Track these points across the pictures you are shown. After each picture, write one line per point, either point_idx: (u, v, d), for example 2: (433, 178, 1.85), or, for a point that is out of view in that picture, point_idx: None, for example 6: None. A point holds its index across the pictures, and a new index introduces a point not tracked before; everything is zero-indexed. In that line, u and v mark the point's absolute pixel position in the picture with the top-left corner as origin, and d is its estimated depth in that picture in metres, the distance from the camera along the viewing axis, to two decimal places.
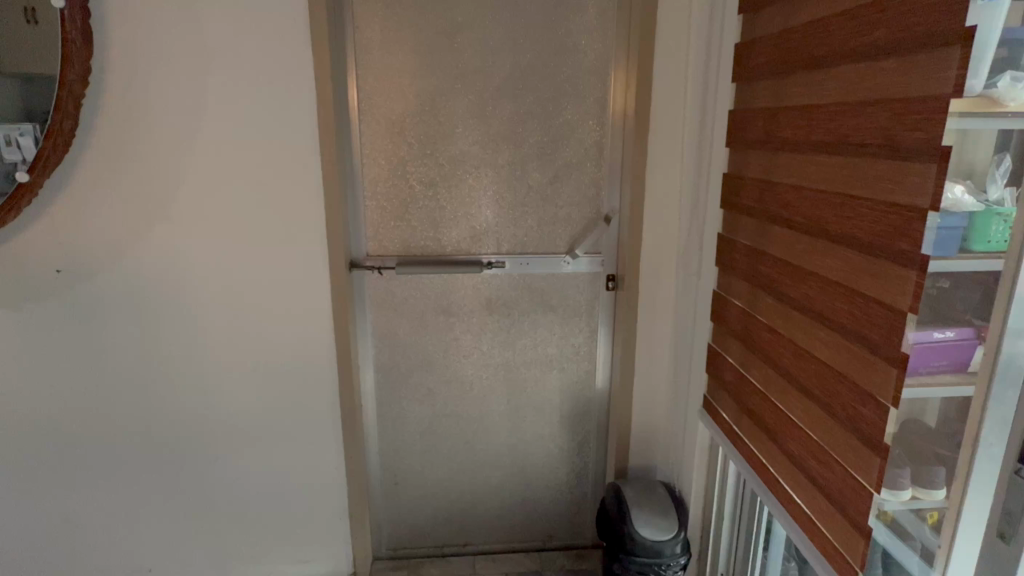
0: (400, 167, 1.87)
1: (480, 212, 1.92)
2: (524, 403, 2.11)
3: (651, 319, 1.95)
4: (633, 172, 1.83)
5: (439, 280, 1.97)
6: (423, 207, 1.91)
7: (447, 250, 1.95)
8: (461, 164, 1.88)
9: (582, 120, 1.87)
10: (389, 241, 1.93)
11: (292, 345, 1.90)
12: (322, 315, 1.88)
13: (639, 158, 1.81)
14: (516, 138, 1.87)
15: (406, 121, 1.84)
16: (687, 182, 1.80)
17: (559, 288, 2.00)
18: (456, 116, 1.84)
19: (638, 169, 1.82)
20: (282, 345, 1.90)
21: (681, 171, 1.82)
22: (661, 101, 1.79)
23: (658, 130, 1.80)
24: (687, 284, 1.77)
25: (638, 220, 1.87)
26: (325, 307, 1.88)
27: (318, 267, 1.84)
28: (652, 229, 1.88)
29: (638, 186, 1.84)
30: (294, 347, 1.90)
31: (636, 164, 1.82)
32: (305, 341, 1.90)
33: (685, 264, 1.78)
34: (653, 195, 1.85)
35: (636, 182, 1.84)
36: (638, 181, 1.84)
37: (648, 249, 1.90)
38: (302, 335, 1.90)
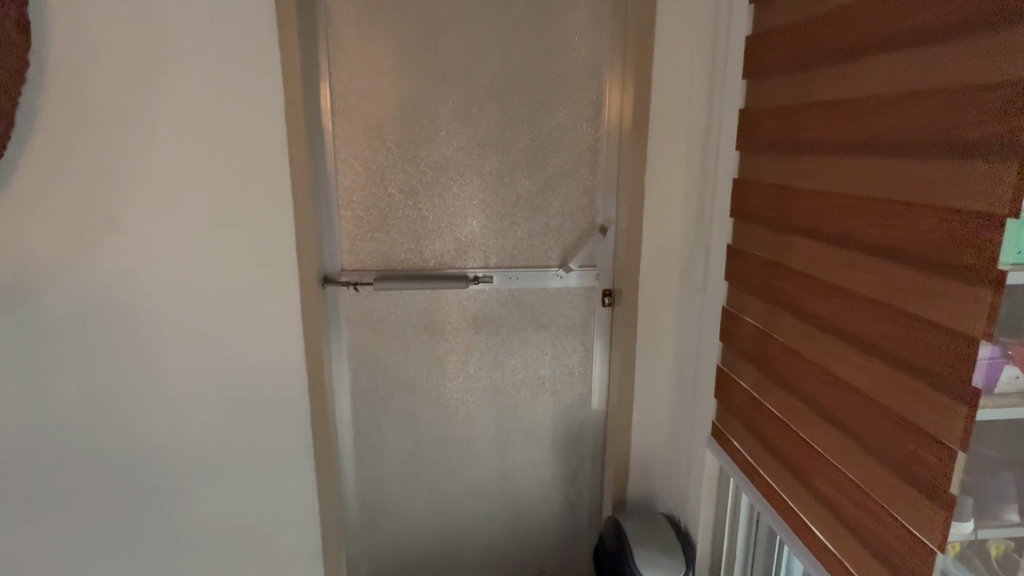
0: (378, 175, 1.72)
1: (465, 222, 1.77)
2: (513, 428, 1.96)
3: (651, 337, 1.81)
4: (630, 181, 1.70)
5: (422, 297, 1.81)
6: (404, 218, 1.75)
7: (430, 264, 1.79)
8: (443, 171, 1.73)
9: (576, 125, 1.74)
10: (367, 255, 1.77)
11: (260, 369, 1.73)
12: (293, 336, 1.72)
13: (637, 165, 1.68)
14: (504, 143, 1.73)
15: (385, 125, 1.69)
16: (687, 189, 1.66)
17: (551, 305, 1.85)
18: (439, 119, 1.70)
19: (637, 176, 1.69)
20: (250, 369, 1.73)
21: (681, 178, 1.69)
22: (659, 104, 1.66)
23: (656, 135, 1.67)
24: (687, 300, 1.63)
25: (635, 232, 1.73)
26: (296, 327, 1.71)
27: (290, 284, 1.68)
28: (651, 241, 1.74)
29: (637, 195, 1.70)
30: (263, 372, 1.73)
31: (633, 171, 1.69)
32: (275, 364, 1.73)
33: (686, 278, 1.63)
34: (652, 205, 1.71)
35: (634, 191, 1.70)
36: (636, 189, 1.70)
37: (648, 261, 1.75)
38: (272, 358, 1.73)
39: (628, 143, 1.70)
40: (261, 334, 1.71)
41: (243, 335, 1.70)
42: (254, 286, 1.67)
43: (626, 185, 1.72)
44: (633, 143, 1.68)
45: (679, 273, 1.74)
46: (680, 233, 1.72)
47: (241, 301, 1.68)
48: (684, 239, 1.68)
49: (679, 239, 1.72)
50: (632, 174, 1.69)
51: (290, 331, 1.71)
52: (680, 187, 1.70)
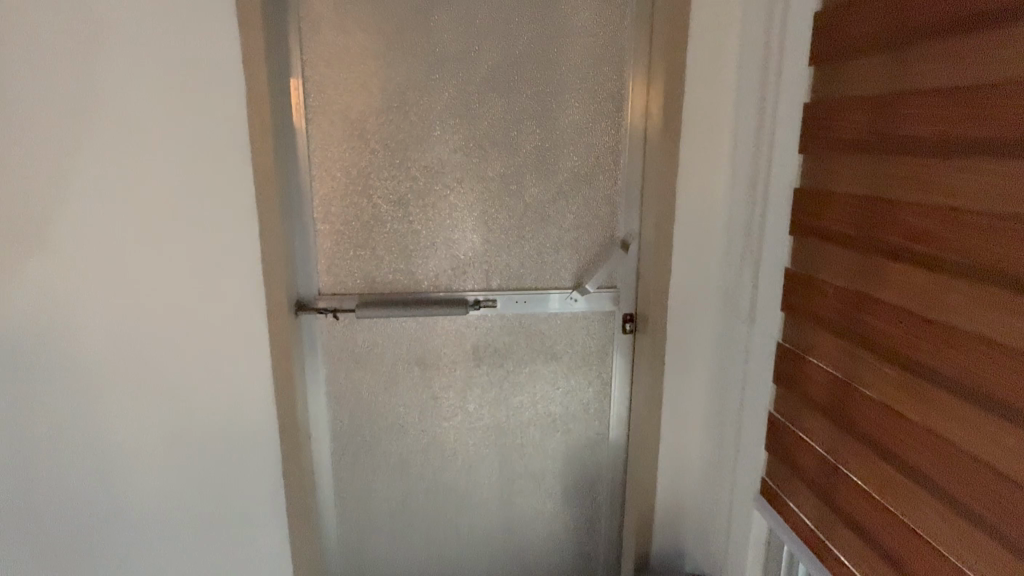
0: (357, 181, 1.45)
1: (463, 237, 1.51)
2: (520, 473, 1.70)
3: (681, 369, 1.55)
4: (658, 189, 1.45)
5: (413, 325, 1.54)
6: (390, 232, 1.49)
7: (422, 286, 1.53)
8: (437, 176, 1.47)
9: (594, 123, 1.49)
10: (347, 276, 1.50)
11: (221, 414, 1.44)
12: (259, 374, 1.43)
13: (665, 170, 1.42)
14: (508, 143, 1.47)
15: (369, 123, 1.43)
16: (726, 199, 1.39)
17: (564, 332, 1.59)
18: (433, 116, 1.44)
19: (665, 183, 1.43)
20: (209, 416, 1.44)
21: (719, 186, 1.42)
22: (693, 97, 1.39)
23: (689, 134, 1.41)
24: (724, 328, 1.39)
25: (665, 249, 1.47)
26: (263, 364, 1.43)
27: (256, 313, 1.40)
28: (681, 259, 1.48)
29: (667, 206, 1.44)
30: (225, 418, 1.45)
31: (660, 178, 1.43)
32: (239, 409, 1.45)
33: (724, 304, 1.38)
34: (684, 217, 1.45)
35: (662, 200, 1.44)
36: (665, 198, 1.44)
37: (679, 282, 1.49)
38: (234, 401, 1.44)
39: (656, 144, 1.44)
40: (221, 374, 1.42)
41: (200, 376, 1.41)
42: (212, 317, 1.39)
43: (653, 194, 1.46)
44: (661, 144, 1.42)
45: (713, 299, 1.46)
46: (714, 250, 1.45)
47: (196, 335, 1.39)
48: (719, 258, 1.41)
49: (713, 257, 1.45)
50: (658, 181, 1.44)
51: (257, 368, 1.43)
52: (717, 195, 1.42)
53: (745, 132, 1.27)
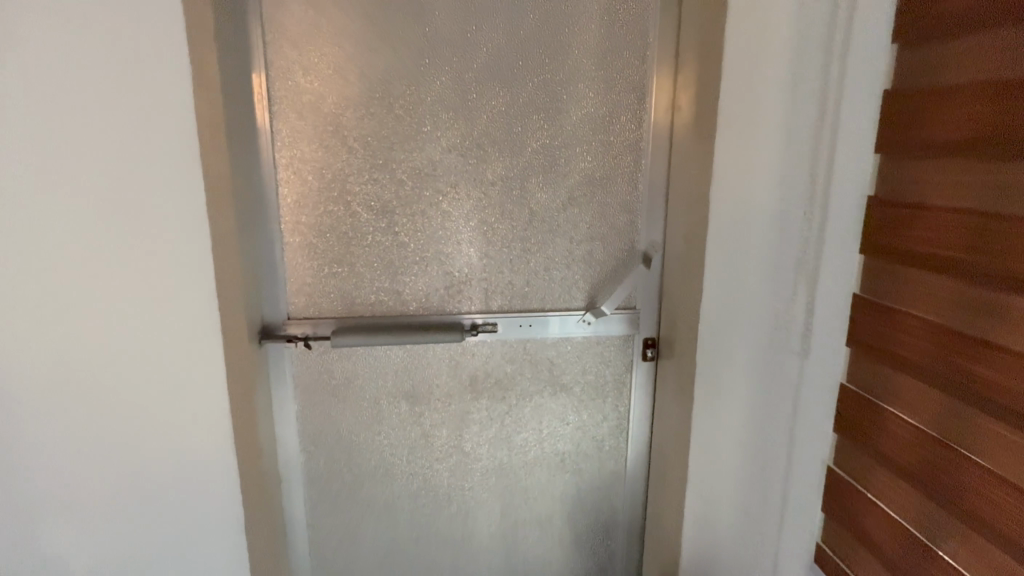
0: (333, 186, 1.23)
1: (459, 251, 1.29)
2: (524, 520, 1.48)
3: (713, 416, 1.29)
4: (692, 197, 1.24)
5: (400, 354, 1.32)
6: (373, 245, 1.27)
7: (410, 307, 1.31)
8: (427, 180, 1.25)
9: (612, 118, 1.27)
10: (322, 298, 1.28)
11: (172, 470, 1.18)
12: (219, 419, 1.18)
13: (698, 174, 1.22)
14: (512, 142, 1.26)
15: (346, 117, 1.20)
16: (769, 209, 1.12)
17: (575, 360, 1.38)
18: (423, 109, 1.22)
19: (698, 189, 1.23)
20: (153, 472, 1.18)
21: (759, 191, 1.14)
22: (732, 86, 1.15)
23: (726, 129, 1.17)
24: (765, 362, 1.17)
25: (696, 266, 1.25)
26: (222, 406, 1.17)
27: (208, 347, 1.14)
28: (714, 278, 1.24)
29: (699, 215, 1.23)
30: (171, 475, 1.19)
31: (694, 183, 1.24)
32: (189, 463, 1.19)
33: (766, 332, 1.16)
34: (716, 229, 1.21)
35: (694, 209, 1.24)
36: (697, 207, 1.23)
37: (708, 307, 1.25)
38: (183, 454, 1.18)
39: (689, 146, 1.24)
40: (171, 421, 1.16)
41: (139, 426, 1.15)
42: (153, 353, 1.12)
43: (685, 203, 1.27)
44: (696, 145, 1.22)
45: (750, 329, 1.19)
46: (751, 271, 1.17)
47: (134, 377, 1.13)
48: (757, 280, 1.16)
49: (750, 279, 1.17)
50: (689, 188, 1.25)
51: (215, 412, 1.17)
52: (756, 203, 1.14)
53: (797, 129, 1.05)
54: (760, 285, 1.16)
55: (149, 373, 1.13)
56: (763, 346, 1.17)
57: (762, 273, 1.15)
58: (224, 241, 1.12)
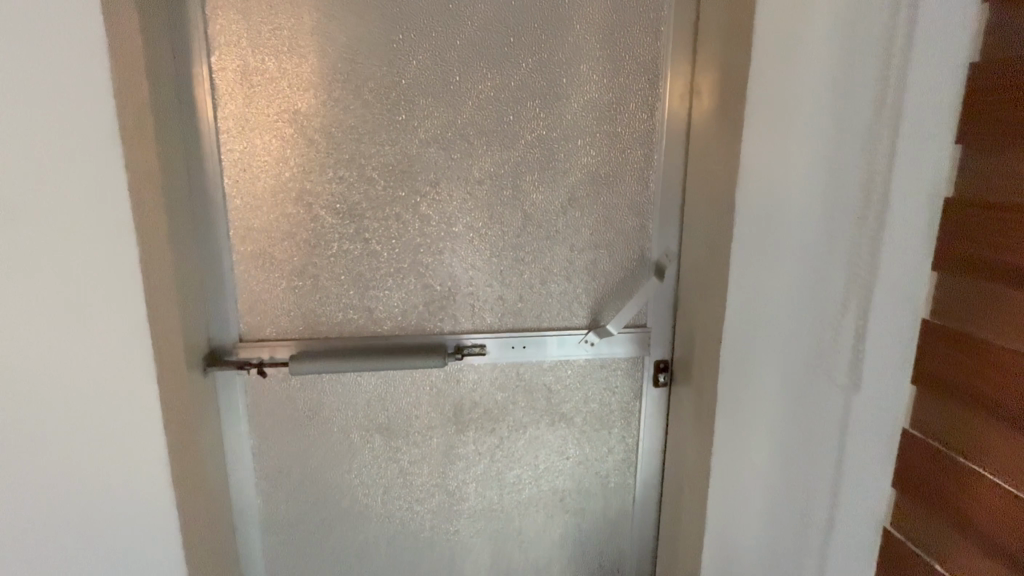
0: (290, 185, 1.04)
1: (440, 261, 1.11)
2: (518, 567, 1.29)
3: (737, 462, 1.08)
4: (712, 195, 1.03)
5: (372, 381, 1.14)
6: (339, 254, 1.08)
7: (384, 327, 1.12)
8: (404, 178, 1.06)
9: (621, 106, 1.09)
10: (280, 316, 1.10)
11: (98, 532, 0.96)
12: (154, 468, 0.96)
13: (720, 169, 1.00)
14: (502, 133, 1.07)
15: (306, 103, 1.01)
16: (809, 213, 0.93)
17: (576, 386, 1.20)
18: (399, 94, 1.03)
19: (719, 189, 1.00)
20: (70, 538, 0.95)
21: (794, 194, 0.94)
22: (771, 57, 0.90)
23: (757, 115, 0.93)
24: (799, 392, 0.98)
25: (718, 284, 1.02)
26: (159, 452, 0.96)
27: (137, 380, 0.92)
28: (738, 299, 1.00)
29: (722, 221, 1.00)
30: (93, 540, 0.96)
31: (711, 181, 1.03)
32: (112, 525, 0.96)
33: (800, 360, 0.97)
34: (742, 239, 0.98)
35: (716, 213, 1.02)
36: (719, 210, 1.00)
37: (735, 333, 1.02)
38: (104, 516, 0.96)
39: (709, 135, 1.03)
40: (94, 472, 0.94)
41: (54, 479, 0.93)
42: (66, 390, 0.91)
43: (704, 205, 1.06)
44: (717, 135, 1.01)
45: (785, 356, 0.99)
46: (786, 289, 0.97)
47: (48, 419, 0.91)
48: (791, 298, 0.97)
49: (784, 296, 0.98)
50: (709, 185, 1.04)
51: (150, 460, 0.95)
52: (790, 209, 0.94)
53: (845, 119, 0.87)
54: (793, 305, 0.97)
55: (66, 413, 0.91)
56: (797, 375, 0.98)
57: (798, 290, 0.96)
58: (152, 249, 0.91)
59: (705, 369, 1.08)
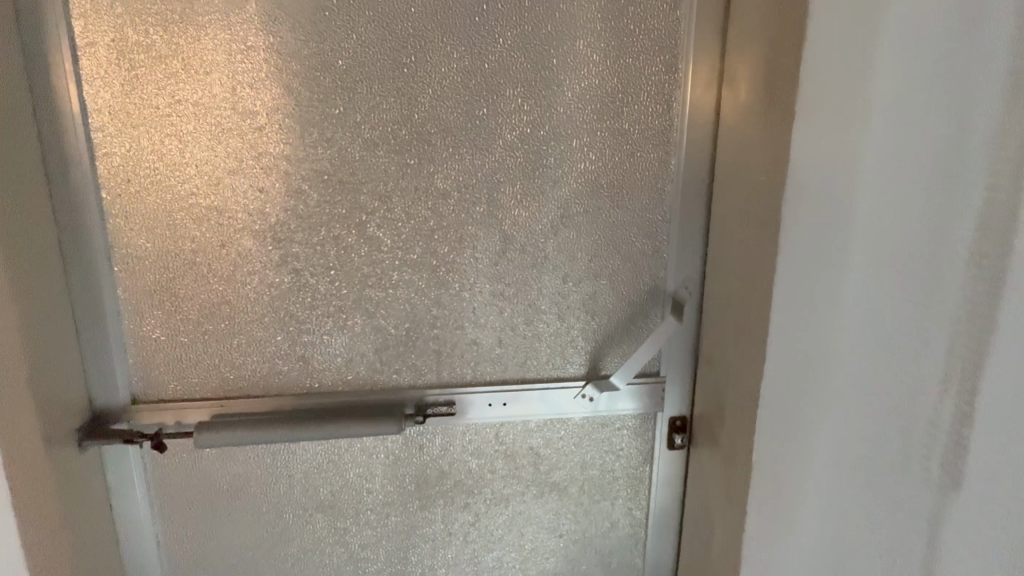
0: (193, 201, 0.79)
1: (394, 297, 0.85)
2: None
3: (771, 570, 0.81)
4: (747, 221, 0.79)
5: (309, 450, 0.89)
6: (262, 289, 0.83)
7: (324, 381, 0.87)
8: (345, 190, 0.81)
9: (630, 96, 0.84)
10: (186, 369, 0.84)
11: None
12: None
13: (760, 188, 0.76)
14: (472, 129, 0.82)
15: (211, 92, 0.76)
16: (884, 253, 0.67)
17: (571, 450, 0.95)
18: (335, 79, 0.78)
19: (760, 214, 0.76)
20: None
21: (863, 224, 0.67)
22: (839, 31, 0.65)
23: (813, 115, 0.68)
24: (884, 493, 0.71)
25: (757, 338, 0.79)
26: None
27: None
28: (781, 360, 0.76)
29: (766, 256, 0.76)
30: None
31: (745, 203, 0.79)
32: None
33: (868, 447, 0.71)
34: (789, 282, 0.74)
35: (754, 244, 0.78)
36: (760, 240, 0.77)
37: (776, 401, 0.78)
38: None
39: (740, 143, 0.79)
40: None
41: None
42: None
43: (734, 233, 0.82)
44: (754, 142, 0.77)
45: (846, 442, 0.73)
46: (847, 353, 0.71)
47: None
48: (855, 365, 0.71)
49: (843, 362, 0.71)
50: (741, 208, 0.80)
51: None
52: (852, 245, 0.68)
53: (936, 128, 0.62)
54: (855, 376, 0.71)
55: None
56: (877, 472, 0.71)
57: (863, 357, 0.70)
58: None
59: (738, 438, 0.83)
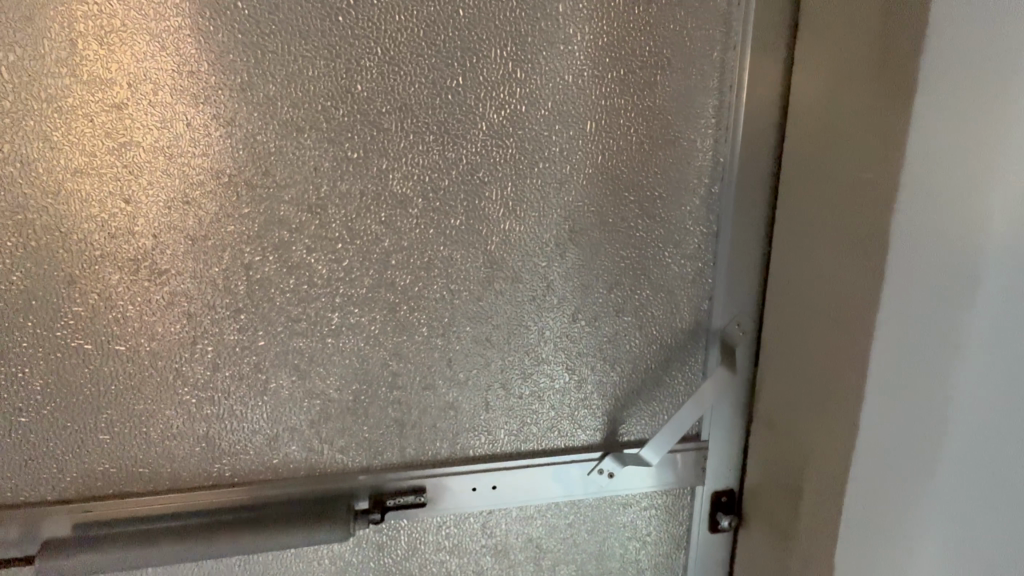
0: (22, 217, 0.52)
1: (335, 347, 0.60)
2: None
3: None
4: (831, 237, 0.56)
5: (223, 561, 0.63)
6: (138, 342, 0.57)
7: (239, 467, 0.62)
8: (257, 197, 0.55)
9: (663, 61, 0.59)
10: (32, 461, 0.58)
11: None
12: None
13: (852, 189, 0.53)
14: (441, 107, 0.56)
15: (37, 50, 0.50)
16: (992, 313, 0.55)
17: (583, 540, 0.72)
18: (235, 32, 0.52)
19: (850, 224, 0.54)
20: None
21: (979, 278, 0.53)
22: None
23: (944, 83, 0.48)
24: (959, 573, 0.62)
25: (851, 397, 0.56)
26: None
27: None
28: (881, 420, 0.56)
29: (863, 284, 0.53)
30: None
31: (823, 212, 0.57)
32: None
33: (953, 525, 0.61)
34: (896, 316, 0.53)
35: (841, 267, 0.55)
36: (852, 263, 0.54)
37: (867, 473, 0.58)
38: None
39: (818, 129, 0.57)
40: None
41: None
42: None
43: (805, 251, 0.59)
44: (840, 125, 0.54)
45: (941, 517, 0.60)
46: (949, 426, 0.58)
47: None
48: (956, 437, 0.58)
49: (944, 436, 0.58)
50: (818, 218, 0.58)
51: None
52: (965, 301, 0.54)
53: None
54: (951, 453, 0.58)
55: None
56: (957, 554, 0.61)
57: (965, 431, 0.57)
58: None
59: (817, 539, 0.61)
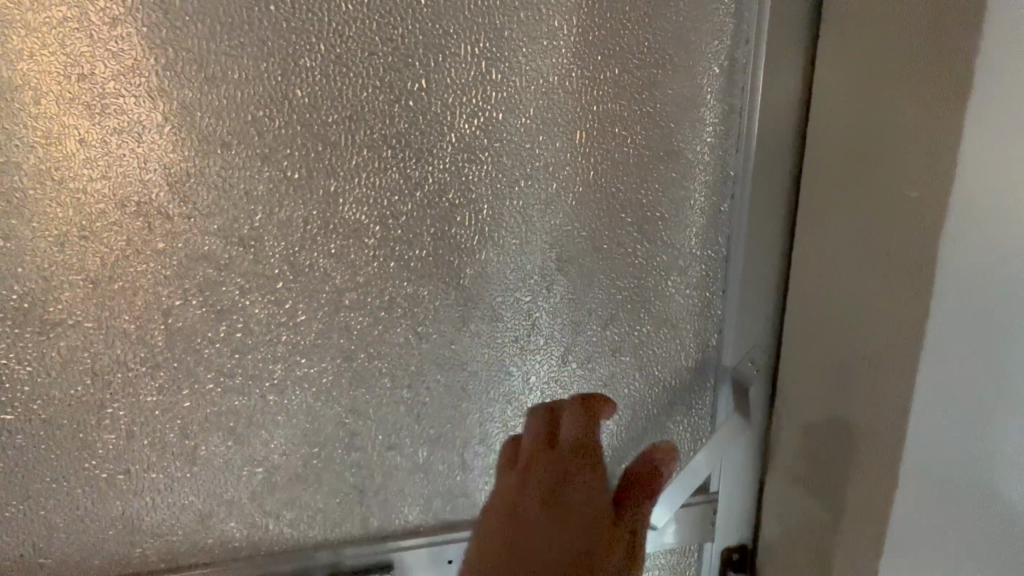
0: None
1: (278, 403, 0.50)
2: None
3: None
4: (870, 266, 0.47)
5: None
6: (29, 408, 0.46)
7: (166, 550, 0.51)
8: (175, 227, 0.45)
9: (664, 57, 0.50)
10: None
11: None
12: None
13: (898, 206, 0.44)
14: (401, 115, 0.47)
15: None
16: None
17: None
18: (137, 26, 0.42)
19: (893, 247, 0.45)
20: None
21: None
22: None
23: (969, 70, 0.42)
24: None
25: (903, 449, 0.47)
26: None
27: None
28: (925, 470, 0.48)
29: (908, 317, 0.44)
30: None
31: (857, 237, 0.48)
32: None
33: None
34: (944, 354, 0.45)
35: (889, 299, 0.46)
36: (893, 289, 0.45)
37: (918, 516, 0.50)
38: None
39: (847, 140, 0.48)
40: None
41: None
42: None
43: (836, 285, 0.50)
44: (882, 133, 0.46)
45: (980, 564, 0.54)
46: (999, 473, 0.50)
47: None
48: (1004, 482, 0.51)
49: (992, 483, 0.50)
50: (851, 244, 0.49)
51: None
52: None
53: None
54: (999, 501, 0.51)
55: None
56: None
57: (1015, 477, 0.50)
58: None
59: None
